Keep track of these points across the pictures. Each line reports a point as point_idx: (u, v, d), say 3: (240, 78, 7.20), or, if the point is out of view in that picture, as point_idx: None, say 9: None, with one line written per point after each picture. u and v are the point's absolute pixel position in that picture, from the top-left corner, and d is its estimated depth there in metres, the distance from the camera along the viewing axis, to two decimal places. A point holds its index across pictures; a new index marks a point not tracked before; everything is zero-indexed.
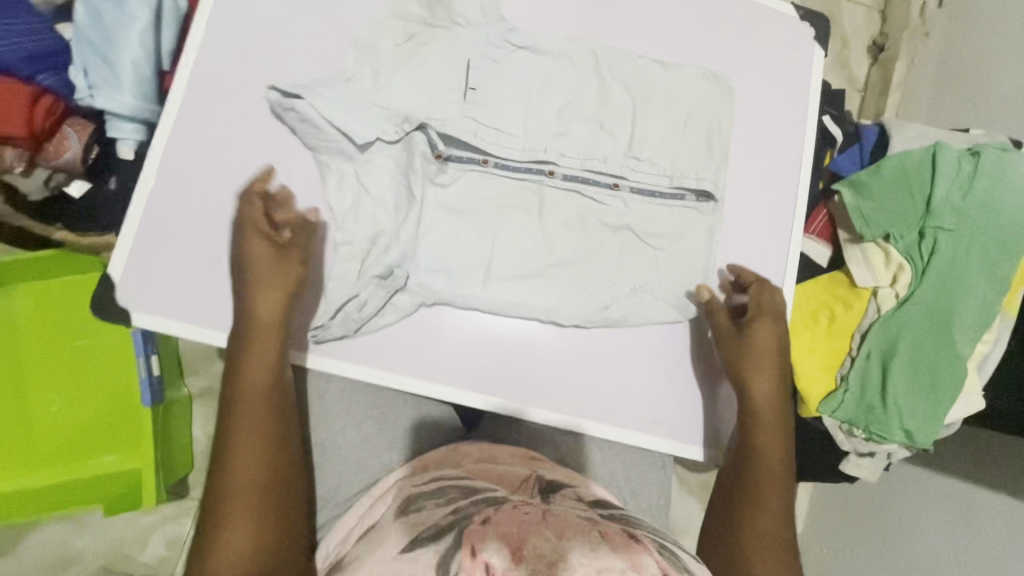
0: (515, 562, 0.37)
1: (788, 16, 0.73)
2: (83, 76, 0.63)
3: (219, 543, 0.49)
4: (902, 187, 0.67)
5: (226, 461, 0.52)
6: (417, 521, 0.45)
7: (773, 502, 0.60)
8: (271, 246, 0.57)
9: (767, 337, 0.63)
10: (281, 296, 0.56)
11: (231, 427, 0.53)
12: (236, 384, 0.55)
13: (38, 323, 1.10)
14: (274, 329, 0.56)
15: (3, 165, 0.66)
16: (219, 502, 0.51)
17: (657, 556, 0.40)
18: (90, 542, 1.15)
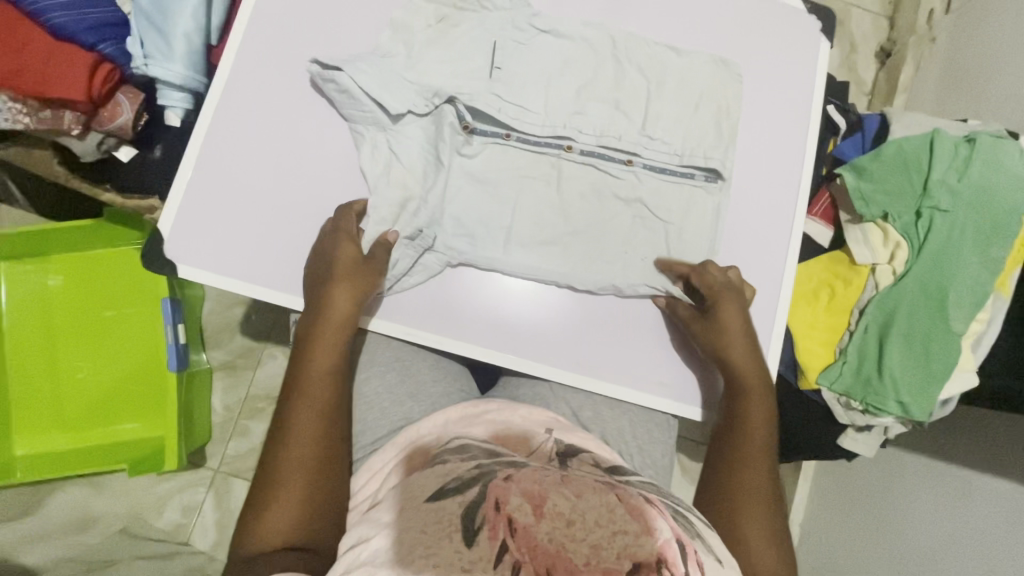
0: (537, 519, 0.39)
1: (796, 12, 0.77)
2: (140, 47, 0.70)
3: (272, 508, 0.52)
4: (901, 170, 0.70)
5: (288, 434, 0.56)
6: (442, 471, 0.45)
7: (760, 465, 0.61)
8: (357, 253, 0.62)
9: (726, 313, 0.65)
10: (354, 298, 0.61)
11: (296, 405, 0.58)
12: (308, 367, 0.60)
13: (71, 291, 1.14)
14: (347, 324, 0.61)
15: (61, 127, 0.70)
16: (277, 471, 0.54)
17: (670, 520, 0.43)
18: (109, 505, 1.17)
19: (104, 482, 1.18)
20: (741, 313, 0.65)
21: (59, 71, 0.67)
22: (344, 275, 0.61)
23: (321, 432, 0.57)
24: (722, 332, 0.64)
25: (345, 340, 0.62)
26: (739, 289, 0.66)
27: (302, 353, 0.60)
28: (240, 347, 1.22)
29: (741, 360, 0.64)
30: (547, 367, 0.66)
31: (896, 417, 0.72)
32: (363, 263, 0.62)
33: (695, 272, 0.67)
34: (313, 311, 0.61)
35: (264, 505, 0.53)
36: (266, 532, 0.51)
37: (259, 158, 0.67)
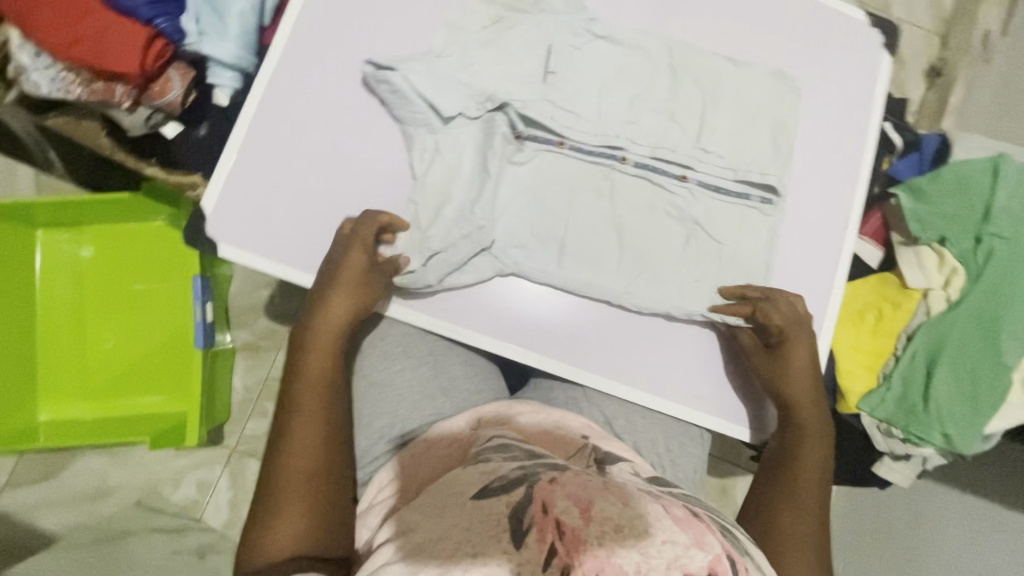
0: (585, 523, 0.38)
1: (859, 26, 0.75)
2: (195, 23, 0.69)
3: (273, 527, 0.51)
4: (961, 193, 0.68)
5: (283, 446, 0.54)
6: (484, 470, 0.45)
7: (812, 504, 0.59)
8: (367, 265, 0.61)
9: (800, 352, 0.65)
10: (352, 301, 0.60)
11: (288, 415, 0.56)
12: (298, 374, 0.58)
13: (103, 264, 1.15)
14: (339, 326, 0.60)
15: (112, 100, 0.71)
16: (275, 485, 0.52)
17: (719, 536, 0.41)
18: (126, 477, 1.17)
19: (123, 454, 1.18)
20: (810, 351, 0.65)
21: (115, 43, 0.67)
22: (350, 282, 0.60)
23: (318, 439, 0.55)
24: (790, 373, 0.64)
25: (337, 342, 0.60)
26: (809, 327, 0.66)
27: (297, 359, 0.59)
28: (263, 329, 1.22)
29: (806, 405, 0.64)
30: (581, 371, 0.66)
31: (938, 448, 0.69)
32: (372, 270, 0.61)
33: (762, 303, 0.65)
34: (310, 317, 0.61)
35: (266, 519, 0.51)
36: (269, 545, 0.50)
37: (306, 144, 0.66)
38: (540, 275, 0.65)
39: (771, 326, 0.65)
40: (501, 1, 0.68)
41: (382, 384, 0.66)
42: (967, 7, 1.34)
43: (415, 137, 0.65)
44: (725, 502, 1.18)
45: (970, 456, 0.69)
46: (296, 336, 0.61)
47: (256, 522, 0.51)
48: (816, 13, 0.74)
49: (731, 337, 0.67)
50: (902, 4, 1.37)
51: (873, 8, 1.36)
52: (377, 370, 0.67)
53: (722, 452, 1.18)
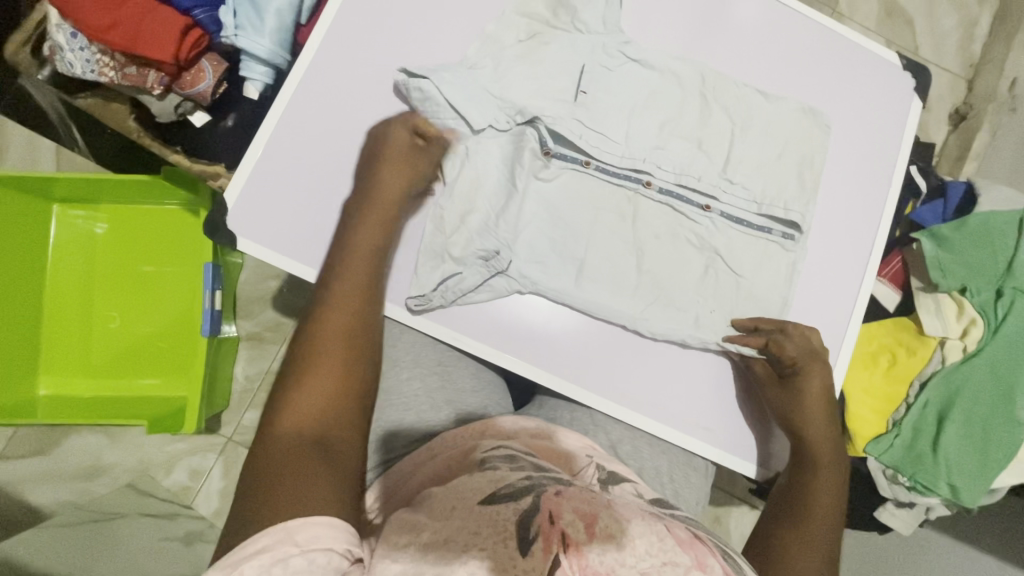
0: (589, 538, 0.37)
1: (892, 69, 0.75)
2: (232, 16, 0.69)
3: (304, 385, 0.49)
4: (985, 245, 0.68)
5: (324, 310, 0.54)
6: (493, 477, 0.44)
7: (818, 544, 0.58)
8: (411, 142, 0.63)
9: (816, 389, 0.64)
10: (403, 173, 0.62)
11: (334, 281, 0.56)
12: (348, 244, 0.58)
13: (115, 244, 1.15)
14: (393, 198, 0.61)
15: (144, 86, 0.71)
16: (312, 343, 0.51)
17: (722, 560, 0.40)
18: (120, 458, 1.17)
19: (120, 434, 1.17)
20: (823, 391, 0.65)
21: (153, 30, 0.67)
22: (392, 160, 0.62)
23: (357, 315, 0.54)
24: (802, 411, 0.64)
25: (387, 211, 0.60)
26: (823, 361, 0.66)
27: (347, 233, 0.59)
28: (269, 320, 1.22)
29: (818, 441, 0.63)
30: (591, 394, 0.65)
31: (942, 499, 0.69)
32: (413, 145, 0.63)
33: (775, 335, 0.65)
34: (367, 183, 0.61)
35: (290, 391, 0.49)
36: (286, 417, 0.47)
37: (333, 143, 0.66)
38: (559, 294, 0.65)
39: (785, 359, 0.64)
40: (537, 16, 0.68)
41: (390, 390, 0.66)
42: (995, 54, 1.34)
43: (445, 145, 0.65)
44: (719, 533, 1.17)
45: (973, 509, 0.69)
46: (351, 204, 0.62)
47: (278, 393, 0.49)
48: (850, 53, 0.74)
49: (744, 366, 0.67)
50: (930, 46, 1.37)
51: (901, 48, 1.36)
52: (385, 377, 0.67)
53: (719, 481, 1.17)
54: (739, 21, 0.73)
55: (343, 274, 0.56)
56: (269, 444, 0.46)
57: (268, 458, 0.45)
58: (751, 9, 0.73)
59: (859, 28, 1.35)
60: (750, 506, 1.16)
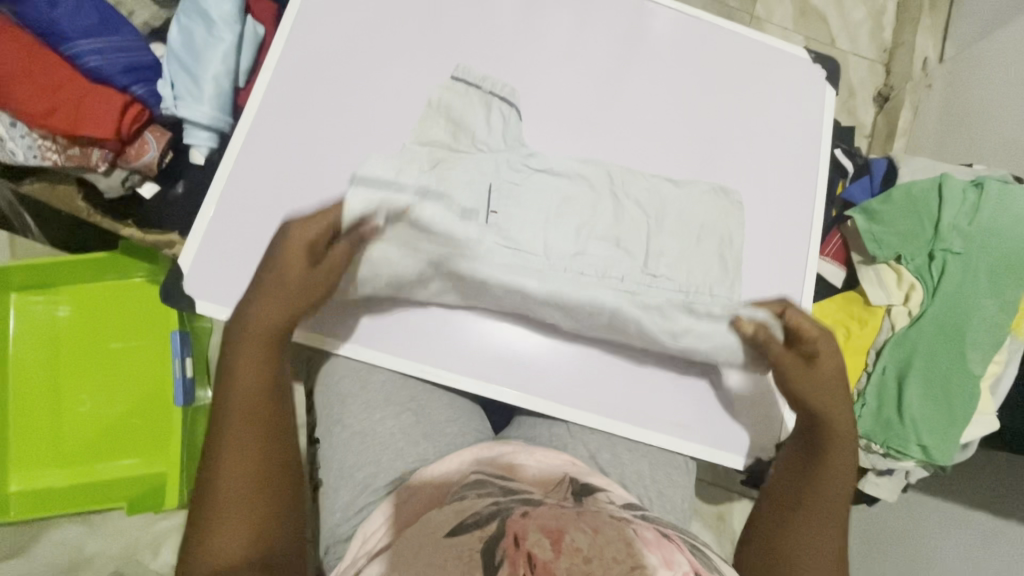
0: (556, 554, 0.38)
1: (801, 64, 0.80)
2: (171, 88, 0.72)
3: (210, 545, 0.50)
4: (912, 212, 0.72)
5: (212, 468, 0.53)
6: (459, 509, 0.46)
7: (821, 515, 0.60)
8: (311, 256, 0.59)
9: (830, 368, 0.64)
10: (284, 297, 0.59)
11: (219, 435, 0.54)
12: (224, 399, 0.56)
13: (78, 325, 1.13)
14: (268, 338, 0.58)
15: (89, 164, 0.72)
16: (207, 505, 0.52)
17: (689, 555, 0.43)
18: (102, 544, 1.13)
19: (99, 520, 1.13)
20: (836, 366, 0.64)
21: (92, 110, 0.69)
22: (292, 277, 0.58)
23: (254, 448, 0.54)
24: (817, 375, 0.63)
25: (274, 346, 0.59)
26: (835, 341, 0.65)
27: (222, 377, 0.57)
28: None
29: (834, 411, 0.63)
30: (560, 406, 0.68)
31: (918, 461, 0.71)
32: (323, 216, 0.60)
33: (791, 307, 0.65)
34: (239, 322, 0.58)
35: (198, 549, 0.50)
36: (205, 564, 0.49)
37: (279, 198, 0.68)
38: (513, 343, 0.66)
39: (802, 334, 0.64)
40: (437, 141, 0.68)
41: (365, 432, 0.66)
42: (905, 37, 1.43)
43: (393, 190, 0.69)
44: (723, 531, 1.17)
45: (949, 467, 0.71)
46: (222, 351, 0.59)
47: (195, 539, 0.51)
48: (760, 52, 0.80)
49: (757, 347, 0.66)
50: (846, 37, 1.47)
51: (820, 42, 1.46)
52: (360, 419, 0.67)
53: (715, 477, 1.18)
54: (653, 39, 0.78)
55: (230, 415, 0.55)
56: None
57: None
58: (662, 26, 0.78)
59: (779, 30, 1.44)
60: (749, 498, 1.17)
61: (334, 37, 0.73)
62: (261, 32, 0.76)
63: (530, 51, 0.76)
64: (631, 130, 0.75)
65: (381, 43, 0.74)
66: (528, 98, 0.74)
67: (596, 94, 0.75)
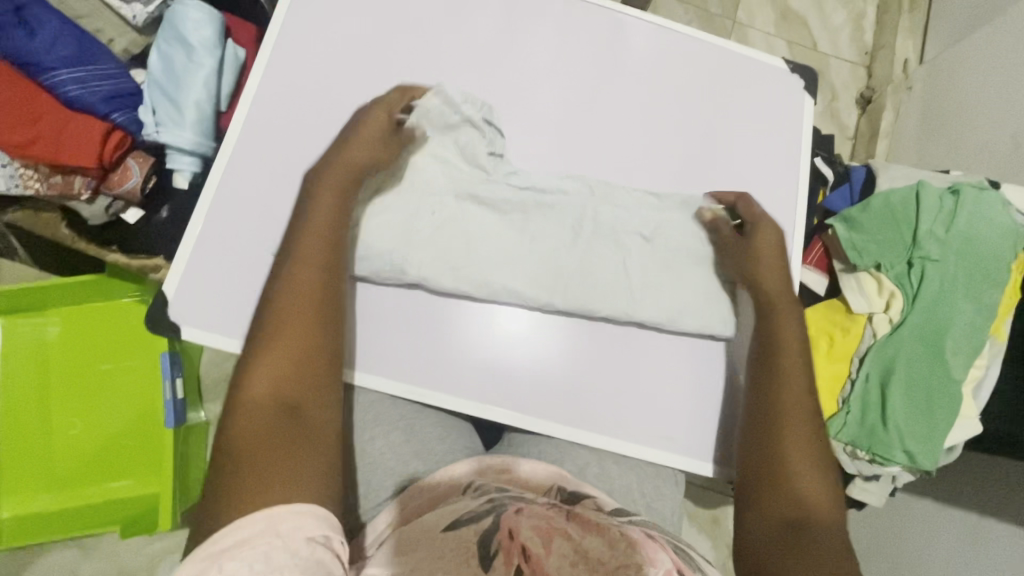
0: (546, 551, 0.41)
1: (780, 75, 0.81)
2: (152, 115, 0.72)
3: (252, 396, 0.49)
4: (890, 221, 0.73)
5: (262, 339, 0.53)
6: (452, 508, 0.48)
7: (800, 427, 0.61)
8: (385, 123, 0.66)
9: (770, 242, 0.70)
10: (340, 202, 0.61)
11: (272, 309, 0.55)
12: (281, 278, 0.57)
13: (67, 346, 1.13)
14: (332, 237, 0.59)
15: (71, 192, 0.72)
16: (254, 366, 0.51)
17: (673, 555, 0.44)
18: (97, 567, 1.12)
19: (93, 543, 1.13)
20: (777, 240, 0.70)
21: (73, 139, 0.69)
22: (373, 128, 0.65)
23: (306, 325, 0.54)
24: (760, 249, 0.69)
25: (329, 240, 0.59)
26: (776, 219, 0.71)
27: (279, 260, 0.58)
28: None
29: (771, 279, 0.68)
30: (552, 424, 0.67)
31: (904, 466, 0.72)
32: (393, 131, 0.67)
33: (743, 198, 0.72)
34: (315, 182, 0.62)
35: (238, 404, 0.49)
36: (245, 411, 0.48)
37: (262, 223, 0.68)
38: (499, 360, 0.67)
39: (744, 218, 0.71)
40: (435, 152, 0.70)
41: (355, 453, 0.66)
42: (885, 39, 1.45)
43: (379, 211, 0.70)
44: (719, 536, 1.17)
45: (934, 471, 0.72)
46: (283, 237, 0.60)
47: (235, 396, 0.50)
48: (738, 64, 0.81)
49: (712, 231, 0.71)
50: (827, 41, 1.48)
51: (802, 46, 1.47)
52: (349, 440, 0.67)
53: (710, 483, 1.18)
54: (632, 52, 0.79)
55: (286, 287, 0.55)
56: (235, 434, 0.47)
57: (240, 460, 0.45)
58: (641, 40, 0.79)
59: (762, 34, 1.46)
60: None
61: (314, 60, 0.73)
62: (242, 55, 0.76)
63: (510, 69, 0.76)
64: (613, 144, 0.75)
65: (361, 64, 0.74)
66: (510, 116, 0.75)
67: (577, 109, 0.76)
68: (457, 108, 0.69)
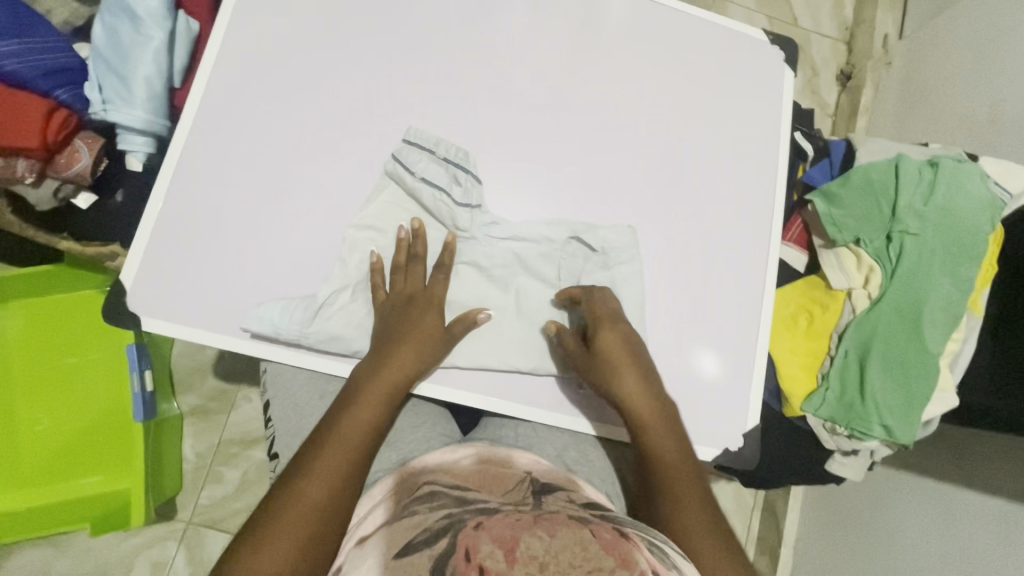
0: (510, 565, 0.36)
1: (759, 47, 0.79)
2: (99, 92, 0.68)
3: (258, 549, 0.48)
4: (870, 195, 0.72)
5: (292, 483, 0.53)
6: (412, 524, 0.46)
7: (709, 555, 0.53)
8: (439, 325, 0.63)
9: (613, 343, 0.63)
10: (382, 406, 0.59)
11: (311, 457, 0.55)
12: (326, 430, 0.57)
13: (27, 341, 1.08)
14: (373, 426, 0.58)
15: (14, 176, 0.66)
16: (272, 514, 0.51)
17: (646, 555, 0.42)
18: (70, 565, 1.09)
19: (66, 540, 1.10)
20: (622, 343, 0.63)
21: (11, 117, 0.64)
22: (429, 325, 0.62)
23: (327, 494, 0.53)
24: (601, 353, 0.62)
25: (375, 423, 0.59)
26: (620, 324, 0.64)
27: (330, 415, 0.59)
28: (212, 390, 1.18)
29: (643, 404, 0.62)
30: (529, 406, 0.66)
31: (881, 441, 0.72)
32: (444, 341, 0.63)
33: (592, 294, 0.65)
34: (378, 354, 0.61)
35: (241, 556, 0.48)
36: (244, 562, 0.47)
37: (221, 207, 0.65)
38: (476, 345, 0.65)
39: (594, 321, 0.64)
40: (418, 197, 0.67)
41: None
42: (864, 14, 1.43)
43: (346, 191, 0.67)
44: None
45: (911, 445, 0.72)
46: (339, 396, 0.61)
47: (240, 543, 0.49)
48: (717, 35, 0.78)
49: (559, 343, 0.65)
50: (807, 16, 1.46)
51: (783, 22, 1.45)
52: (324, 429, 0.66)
53: None
54: (608, 24, 0.76)
55: (328, 444, 0.56)
56: None
57: None
58: (618, 11, 0.76)
59: (742, 10, 1.43)
60: (725, 479, 1.19)
61: (274, 33, 0.69)
62: (196, 28, 0.72)
63: (482, 41, 0.73)
64: (590, 120, 0.73)
65: (324, 37, 0.70)
66: (483, 92, 0.72)
67: (552, 84, 0.73)
68: (413, 170, 0.66)
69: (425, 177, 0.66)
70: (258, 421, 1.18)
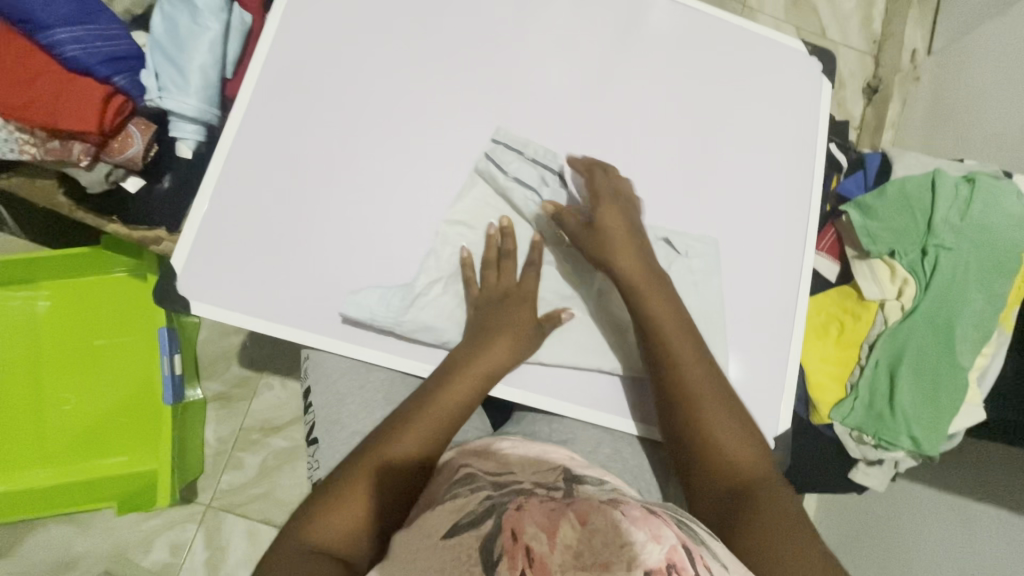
0: (551, 547, 0.39)
1: (798, 58, 0.80)
2: (155, 79, 0.70)
3: (336, 511, 0.54)
4: (906, 208, 0.73)
5: (376, 454, 0.58)
6: (454, 508, 0.47)
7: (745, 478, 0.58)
8: (529, 320, 0.65)
9: (613, 220, 0.66)
10: (468, 399, 0.62)
11: (397, 435, 0.59)
12: (413, 411, 0.61)
13: (58, 321, 1.10)
14: (455, 417, 0.62)
15: (70, 158, 0.69)
16: (354, 479, 0.56)
17: (677, 530, 0.43)
18: (92, 543, 1.11)
19: (88, 519, 1.11)
20: (620, 221, 0.66)
21: (71, 101, 0.65)
22: (518, 325, 0.64)
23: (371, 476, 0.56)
24: (605, 234, 0.66)
25: (459, 413, 0.62)
26: (627, 203, 0.68)
27: (419, 394, 0.62)
28: (235, 376, 1.19)
29: (716, 406, 0.62)
30: (564, 404, 0.66)
31: (907, 451, 0.73)
32: (534, 339, 0.65)
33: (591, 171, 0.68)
34: (471, 346, 0.64)
35: (320, 511, 0.54)
36: (322, 518, 0.54)
37: (270, 197, 0.66)
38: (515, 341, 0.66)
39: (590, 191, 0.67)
40: (501, 195, 0.69)
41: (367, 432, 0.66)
42: (894, 29, 1.44)
43: (391, 185, 0.68)
44: None
45: (937, 458, 0.73)
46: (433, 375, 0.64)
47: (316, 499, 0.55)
48: (757, 46, 0.79)
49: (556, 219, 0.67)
50: (836, 28, 1.47)
51: (811, 33, 1.46)
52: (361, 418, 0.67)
53: None
54: (650, 30, 0.77)
55: (415, 426, 0.60)
56: (306, 530, 0.53)
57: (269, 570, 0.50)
58: (660, 18, 0.77)
59: (771, 20, 1.44)
60: None
61: (324, 28, 0.71)
62: (249, 19, 0.73)
63: (526, 43, 0.74)
64: (630, 124, 0.74)
65: (373, 35, 0.72)
66: (526, 93, 0.73)
67: (594, 88, 0.74)
68: (506, 169, 0.69)
69: (519, 176, 0.69)
70: (279, 409, 1.19)
